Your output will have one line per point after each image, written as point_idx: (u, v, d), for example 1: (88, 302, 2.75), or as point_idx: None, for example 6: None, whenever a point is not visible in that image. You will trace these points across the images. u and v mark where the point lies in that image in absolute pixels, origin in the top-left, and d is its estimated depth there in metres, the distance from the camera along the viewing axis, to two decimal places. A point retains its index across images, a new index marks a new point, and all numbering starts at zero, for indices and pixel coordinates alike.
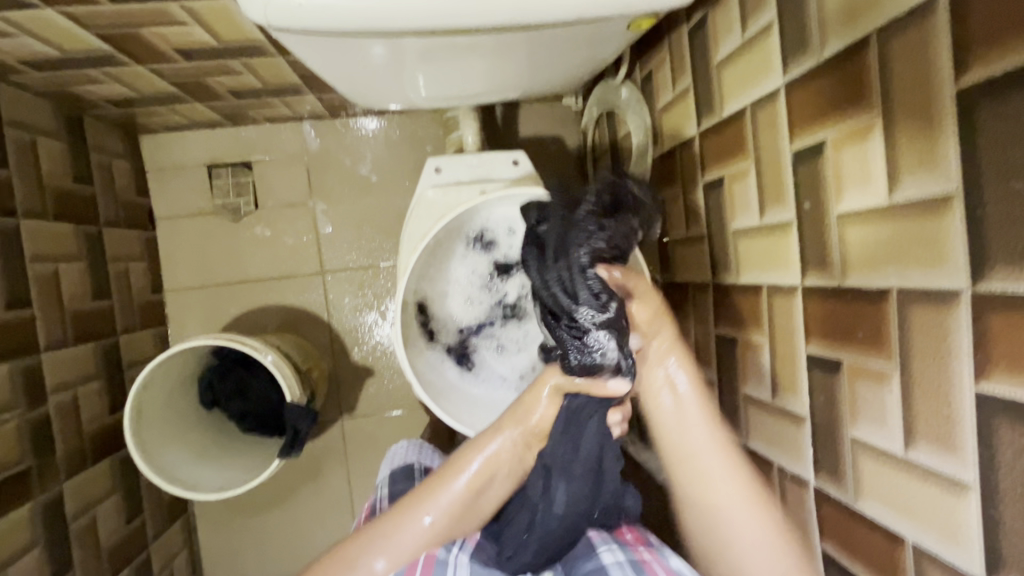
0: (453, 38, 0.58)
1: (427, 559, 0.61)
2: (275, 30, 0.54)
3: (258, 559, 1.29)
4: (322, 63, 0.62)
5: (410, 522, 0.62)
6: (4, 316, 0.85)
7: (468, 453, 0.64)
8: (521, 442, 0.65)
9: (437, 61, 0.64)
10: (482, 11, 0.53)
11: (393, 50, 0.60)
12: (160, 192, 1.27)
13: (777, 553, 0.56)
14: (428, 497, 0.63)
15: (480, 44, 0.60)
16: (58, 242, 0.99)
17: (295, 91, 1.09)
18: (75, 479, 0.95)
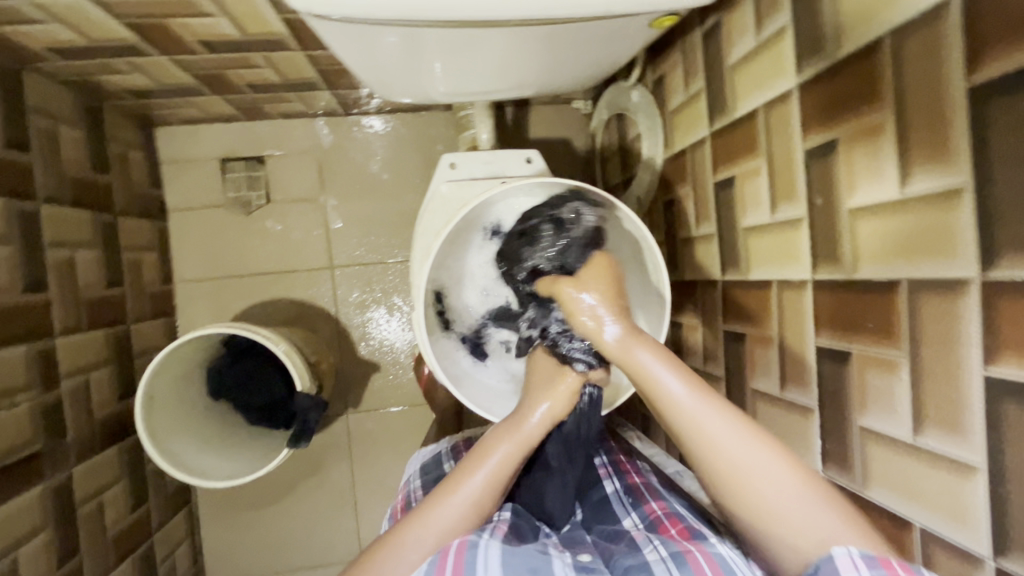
0: (479, 30, 0.60)
1: (458, 544, 0.55)
2: (311, 18, 0.55)
3: (261, 551, 1.29)
4: (351, 51, 0.63)
5: (454, 499, 0.60)
6: (22, 298, 0.86)
7: (505, 430, 0.64)
8: (553, 415, 0.65)
9: (461, 52, 0.66)
10: (511, 6, 0.55)
11: (420, 41, 0.62)
12: (173, 184, 1.29)
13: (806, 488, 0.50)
14: (467, 473, 0.61)
15: (505, 37, 0.63)
16: (75, 229, 1.00)
17: (312, 87, 1.11)
18: (85, 464, 0.95)
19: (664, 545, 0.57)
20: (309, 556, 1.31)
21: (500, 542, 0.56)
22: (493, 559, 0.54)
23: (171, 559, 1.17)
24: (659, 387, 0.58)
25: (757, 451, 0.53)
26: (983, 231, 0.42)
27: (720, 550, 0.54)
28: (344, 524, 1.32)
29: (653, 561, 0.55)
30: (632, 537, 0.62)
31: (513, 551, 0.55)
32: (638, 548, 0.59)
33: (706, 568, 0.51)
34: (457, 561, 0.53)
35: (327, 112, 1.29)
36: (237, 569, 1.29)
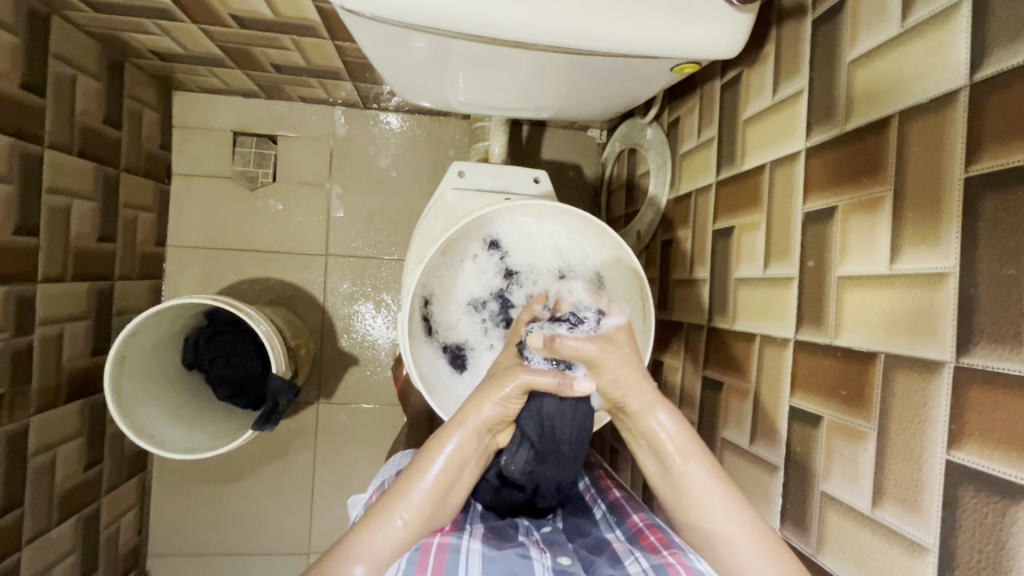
0: (506, 48, 0.61)
1: (438, 546, 0.56)
2: (343, 9, 0.56)
3: (209, 530, 1.27)
4: (378, 48, 0.64)
5: (380, 525, 0.57)
6: (10, 239, 0.85)
7: (433, 447, 0.60)
8: (489, 422, 0.62)
9: (484, 64, 0.66)
10: (542, 32, 0.56)
11: (446, 48, 0.63)
12: (183, 149, 1.29)
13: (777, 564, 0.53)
14: (395, 496, 0.58)
15: (530, 57, 0.63)
16: (77, 179, 1.00)
17: (335, 76, 1.12)
18: (45, 415, 0.94)
19: (645, 555, 0.58)
20: (257, 543, 1.28)
21: (479, 548, 0.58)
22: (475, 566, 0.55)
23: (116, 526, 1.15)
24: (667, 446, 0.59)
25: (727, 509, 0.56)
26: (963, 317, 0.43)
27: (700, 565, 0.54)
28: (297, 515, 1.30)
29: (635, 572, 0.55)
30: (612, 550, 0.62)
31: (493, 558, 0.56)
32: (620, 560, 0.60)
33: None
34: (437, 562, 0.54)
35: (346, 102, 1.30)
36: (184, 546, 1.27)
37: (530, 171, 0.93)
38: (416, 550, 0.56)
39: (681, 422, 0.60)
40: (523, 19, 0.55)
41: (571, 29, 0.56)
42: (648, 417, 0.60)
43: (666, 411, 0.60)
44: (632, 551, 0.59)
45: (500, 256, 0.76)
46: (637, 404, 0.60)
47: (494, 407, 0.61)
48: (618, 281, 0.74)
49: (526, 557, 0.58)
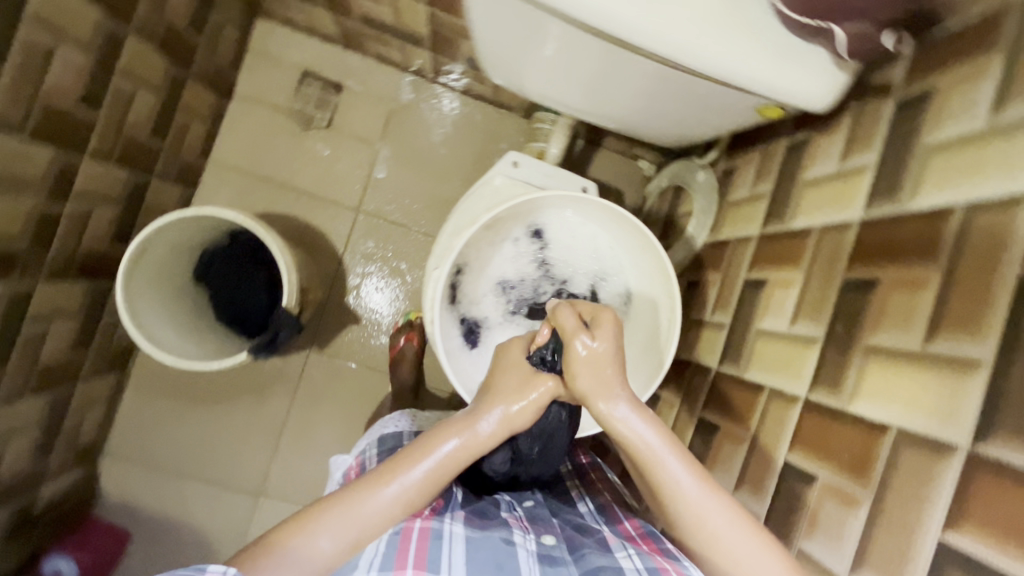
0: (610, 46, 0.62)
1: (419, 532, 0.60)
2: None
3: (168, 446, 1.26)
4: (489, 9, 0.65)
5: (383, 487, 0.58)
6: (73, 107, 0.86)
7: (446, 431, 0.62)
8: (509, 423, 0.63)
9: (582, 56, 0.68)
10: (652, 39, 0.57)
11: (553, 29, 0.64)
12: (250, 74, 1.31)
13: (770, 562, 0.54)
14: (404, 464, 0.60)
15: (629, 60, 0.64)
16: (149, 70, 1.01)
17: (418, 42, 1.14)
18: (52, 285, 0.94)
19: (638, 554, 0.60)
20: (214, 473, 1.27)
21: (461, 532, 0.61)
22: (456, 552, 0.58)
23: (81, 415, 1.14)
24: (639, 439, 0.59)
25: (719, 508, 0.57)
26: (987, 406, 0.44)
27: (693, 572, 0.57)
28: (258, 455, 1.28)
29: (627, 569, 0.57)
30: (603, 538, 0.65)
31: (475, 544, 0.60)
32: (610, 551, 0.62)
33: None
34: (420, 547, 0.58)
35: (417, 72, 1.32)
36: (142, 457, 1.26)
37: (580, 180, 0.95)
38: (396, 534, 0.59)
39: (641, 411, 0.60)
40: (639, 21, 0.56)
41: (681, 43, 0.57)
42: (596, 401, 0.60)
43: (629, 401, 0.60)
44: (625, 546, 0.61)
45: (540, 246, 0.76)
46: (597, 395, 0.61)
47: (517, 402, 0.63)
48: (649, 296, 0.74)
49: (510, 544, 0.61)
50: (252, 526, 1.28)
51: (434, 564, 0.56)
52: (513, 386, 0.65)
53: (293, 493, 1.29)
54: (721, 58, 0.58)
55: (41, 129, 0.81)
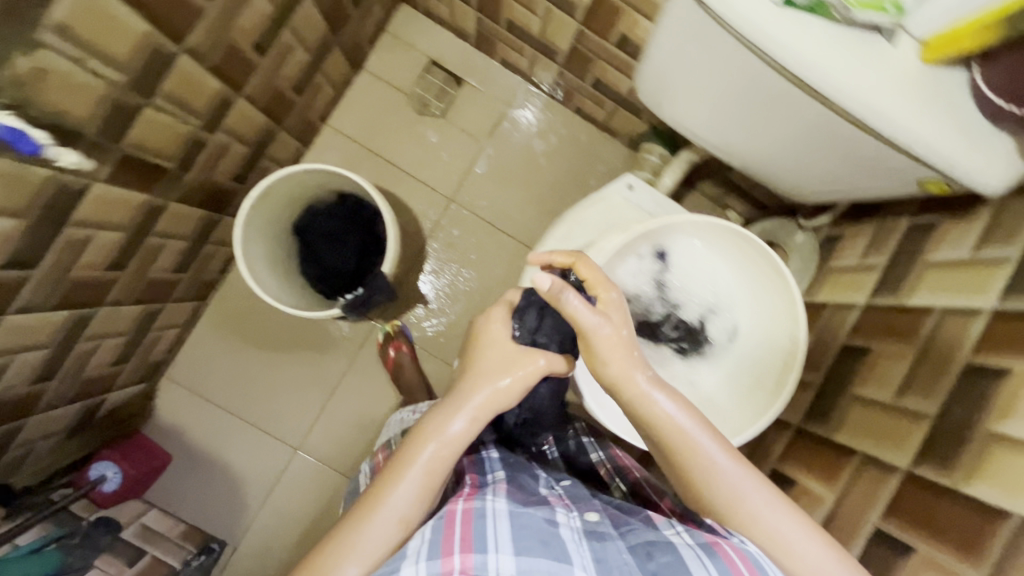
0: (791, 99, 0.63)
1: (462, 515, 0.60)
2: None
3: (225, 381, 1.31)
4: (677, 45, 0.67)
5: (393, 491, 0.62)
6: (249, 52, 0.91)
7: (432, 428, 0.66)
8: (496, 399, 0.69)
9: (750, 106, 0.69)
10: (846, 100, 0.58)
11: (735, 75, 0.65)
12: (382, 53, 1.38)
13: (805, 531, 0.60)
14: (397, 471, 0.64)
15: (803, 118, 0.65)
16: (312, 31, 1.07)
17: (554, 56, 1.19)
18: (180, 207, 0.99)
19: (688, 531, 0.61)
20: (260, 417, 1.31)
21: (504, 509, 0.61)
22: (501, 528, 0.58)
23: (160, 333, 1.18)
24: (674, 421, 0.63)
25: (755, 487, 0.62)
26: None
27: (748, 547, 0.58)
28: (306, 411, 1.32)
29: (680, 543, 0.59)
30: (650, 517, 0.67)
31: (519, 521, 0.59)
32: (658, 527, 0.64)
33: (741, 562, 0.56)
34: (466, 529, 0.58)
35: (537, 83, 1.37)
36: (198, 386, 1.30)
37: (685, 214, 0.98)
38: (440, 519, 0.60)
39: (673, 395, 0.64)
40: (837, 81, 0.58)
41: (874, 109, 0.58)
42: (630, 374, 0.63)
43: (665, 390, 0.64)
44: (671, 523, 0.64)
45: (660, 267, 0.76)
46: (627, 377, 0.63)
47: (501, 377, 0.70)
48: (759, 340, 0.74)
49: (552, 523, 0.61)
50: (284, 477, 1.31)
51: (480, 539, 0.57)
52: (496, 361, 0.71)
53: (329, 454, 1.31)
54: (909, 128, 0.59)
55: (222, 64, 0.86)
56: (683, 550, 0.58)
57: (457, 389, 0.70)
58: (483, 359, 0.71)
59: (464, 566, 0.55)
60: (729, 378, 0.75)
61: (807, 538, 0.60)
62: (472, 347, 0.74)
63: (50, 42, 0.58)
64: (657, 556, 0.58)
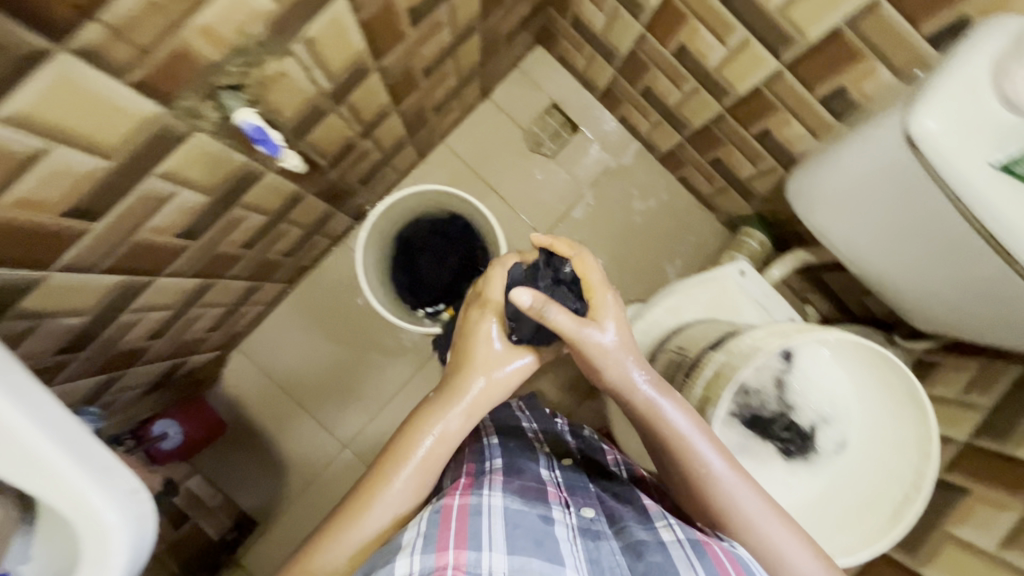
0: (977, 247, 0.65)
1: (460, 510, 0.60)
2: (896, 125, 0.64)
3: (294, 365, 1.34)
4: (866, 169, 0.71)
5: (392, 485, 0.65)
6: (418, 75, 0.96)
7: (427, 419, 0.68)
8: (490, 387, 0.71)
9: (930, 239, 0.70)
10: None
11: (924, 210, 0.68)
12: (509, 87, 1.43)
13: (791, 532, 0.66)
14: (394, 464, 0.66)
15: (984, 265, 0.66)
16: (467, 63, 1.12)
17: (682, 129, 1.23)
18: (313, 200, 1.03)
19: (678, 525, 0.65)
20: (318, 406, 1.34)
21: (500, 505, 0.62)
22: (497, 527, 0.59)
23: (251, 308, 1.22)
24: (676, 428, 0.68)
25: (751, 497, 0.67)
26: None
27: (739, 552, 0.62)
28: (362, 410, 1.34)
29: (670, 541, 0.62)
30: (645, 506, 0.69)
31: (515, 522, 0.60)
32: (650, 521, 0.66)
33: (727, 562, 0.60)
34: (462, 523, 0.58)
35: (649, 146, 1.42)
36: (268, 361, 1.34)
37: (790, 311, 1.01)
38: (437, 512, 0.60)
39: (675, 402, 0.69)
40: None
41: None
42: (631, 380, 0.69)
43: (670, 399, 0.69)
44: (665, 517, 0.66)
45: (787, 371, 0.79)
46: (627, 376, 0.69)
47: (500, 366, 0.72)
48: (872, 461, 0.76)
49: (548, 522, 0.62)
50: (326, 470, 1.32)
51: (477, 533, 0.57)
52: (491, 356, 0.72)
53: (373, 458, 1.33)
54: None
55: (396, 83, 0.91)
56: (673, 550, 0.61)
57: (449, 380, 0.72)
58: (476, 356, 0.72)
59: (458, 563, 0.54)
60: (830, 492, 0.77)
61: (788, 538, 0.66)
62: (463, 341, 0.74)
63: (297, 53, 0.62)
64: (647, 556, 0.61)
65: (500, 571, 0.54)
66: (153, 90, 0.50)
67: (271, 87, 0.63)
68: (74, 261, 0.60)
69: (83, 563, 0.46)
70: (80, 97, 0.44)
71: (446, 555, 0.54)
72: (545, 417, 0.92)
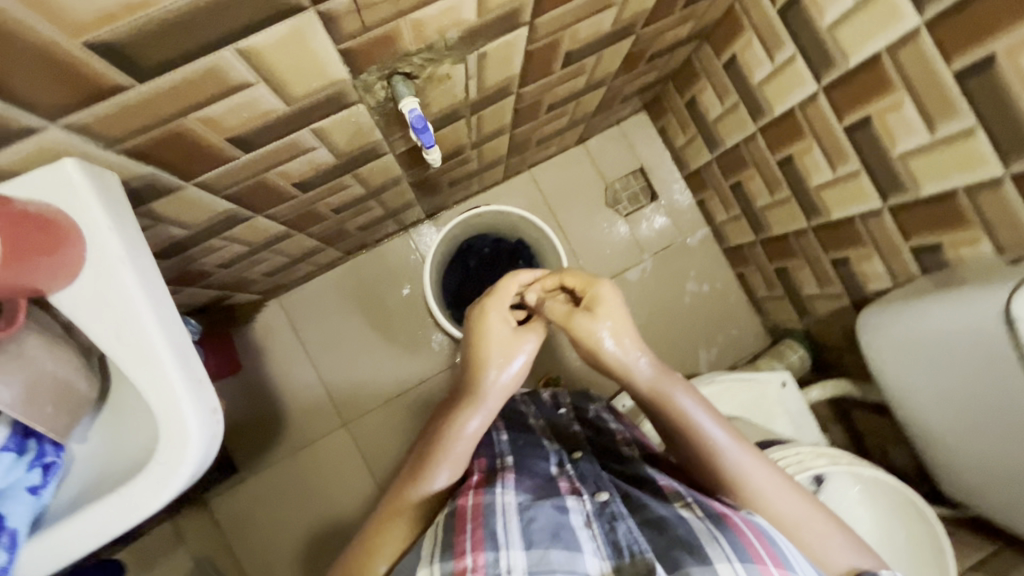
0: None
1: (474, 508, 0.64)
2: (1000, 301, 0.66)
3: (324, 330, 1.37)
4: (954, 323, 0.72)
5: (436, 477, 0.75)
6: (542, 108, 1.01)
7: (451, 429, 0.77)
8: (506, 382, 0.79)
9: (1003, 408, 0.71)
10: None
11: (1003, 380, 0.69)
12: (604, 139, 1.48)
13: (807, 509, 0.70)
14: (430, 469, 0.75)
15: None
16: (583, 109, 1.17)
17: (758, 231, 1.27)
18: (406, 188, 1.08)
19: (698, 505, 0.67)
20: (331, 375, 1.36)
21: (513, 503, 0.66)
22: (510, 522, 0.63)
23: (306, 267, 1.25)
24: (688, 413, 0.74)
25: (761, 470, 0.71)
26: None
27: (758, 520, 0.65)
28: (375, 394, 1.37)
29: (693, 521, 0.65)
30: (664, 488, 0.72)
31: (529, 517, 0.64)
32: (670, 501, 0.69)
33: (748, 530, 0.62)
34: (476, 523, 0.63)
35: (718, 234, 1.46)
36: (300, 320, 1.37)
37: (816, 433, 1.03)
38: (452, 515, 0.65)
39: (685, 390, 0.76)
40: None
41: None
42: (631, 364, 0.77)
43: (686, 389, 0.76)
44: (686, 498, 0.69)
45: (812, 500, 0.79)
46: (630, 357, 0.77)
47: (510, 365, 0.80)
48: None
49: (561, 510, 0.66)
50: (322, 439, 1.35)
51: (491, 528, 0.62)
52: (501, 356, 0.79)
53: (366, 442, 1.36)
54: None
55: (523, 109, 0.96)
56: (696, 528, 0.63)
57: (465, 390, 0.80)
58: (489, 357, 0.78)
59: (477, 564, 0.59)
60: None
61: (805, 510, 0.69)
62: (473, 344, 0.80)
63: (470, 62, 0.67)
64: (670, 529, 0.64)
65: (518, 567, 0.59)
66: (353, 61, 0.54)
67: (434, 84, 0.68)
68: (210, 183, 0.63)
69: (155, 462, 0.46)
70: (302, 50, 0.48)
71: (464, 559, 0.59)
72: (549, 408, 0.95)
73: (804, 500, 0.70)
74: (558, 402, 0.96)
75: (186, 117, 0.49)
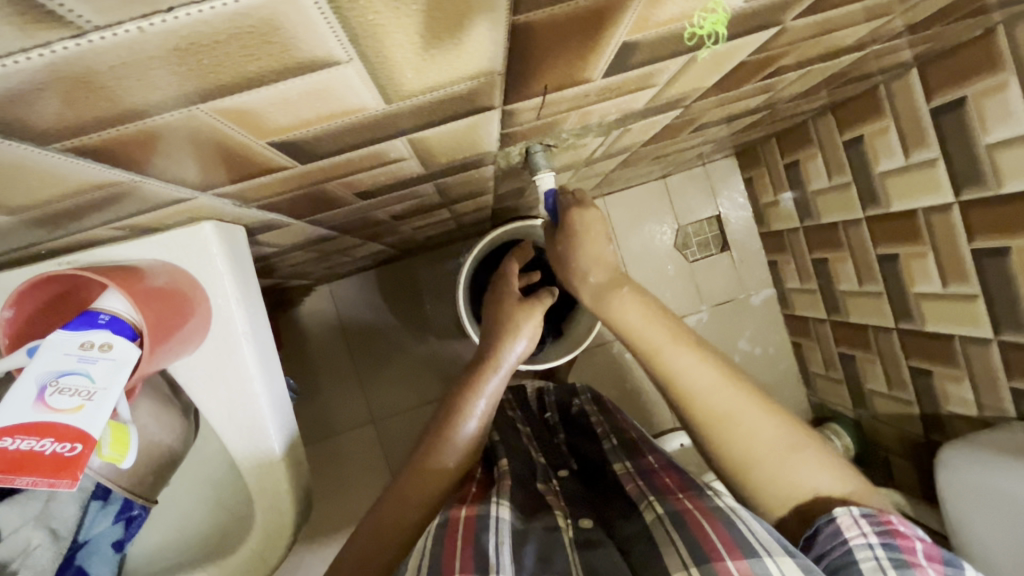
0: None
1: (466, 522, 0.59)
2: None
3: (368, 323, 1.35)
4: None
5: (449, 452, 0.69)
6: (647, 159, 0.96)
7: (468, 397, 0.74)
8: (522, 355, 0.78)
9: None
10: None
11: None
12: (687, 178, 1.41)
13: (791, 443, 0.64)
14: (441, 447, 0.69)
15: None
16: (684, 156, 1.11)
17: (833, 312, 1.21)
18: (487, 212, 1.03)
19: (660, 503, 0.63)
20: (368, 370, 1.35)
21: (508, 519, 0.61)
22: (503, 537, 0.58)
23: (364, 262, 1.22)
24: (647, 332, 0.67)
25: (748, 410, 0.65)
26: None
27: (717, 502, 0.60)
28: (408, 398, 1.36)
29: (653, 519, 0.61)
30: (633, 502, 0.68)
31: (522, 533, 0.60)
32: (637, 509, 0.65)
33: (714, 533, 0.55)
34: (469, 532, 0.57)
35: (783, 299, 1.41)
36: (345, 311, 1.34)
37: None
38: (444, 526, 0.58)
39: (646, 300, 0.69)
40: None
41: None
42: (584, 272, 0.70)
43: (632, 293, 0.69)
44: (648, 498, 0.65)
45: None
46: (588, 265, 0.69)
47: (515, 347, 0.78)
48: None
49: (554, 530, 0.62)
50: (348, 433, 1.34)
51: (483, 544, 0.56)
52: (514, 333, 0.78)
53: (392, 444, 1.34)
54: None
55: (630, 160, 0.91)
56: (663, 534, 0.58)
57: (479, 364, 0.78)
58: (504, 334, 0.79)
59: None
60: None
61: (788, 436, 0.64)
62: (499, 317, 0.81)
63: (612, 135, 0.62)
64: (634, 550, 0.60)
65: None
66: (508, 139, 0.49)
67: (568, 150, 0.63)
68: (319, 221, 0.60)
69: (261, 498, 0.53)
70: (466, 136, 0.44)
71: None
72: (535, 419, 0.93)
73: (786, 436, 0.64)
74: (544, 404, 0.98)
75: (324, 183, 0.45)
